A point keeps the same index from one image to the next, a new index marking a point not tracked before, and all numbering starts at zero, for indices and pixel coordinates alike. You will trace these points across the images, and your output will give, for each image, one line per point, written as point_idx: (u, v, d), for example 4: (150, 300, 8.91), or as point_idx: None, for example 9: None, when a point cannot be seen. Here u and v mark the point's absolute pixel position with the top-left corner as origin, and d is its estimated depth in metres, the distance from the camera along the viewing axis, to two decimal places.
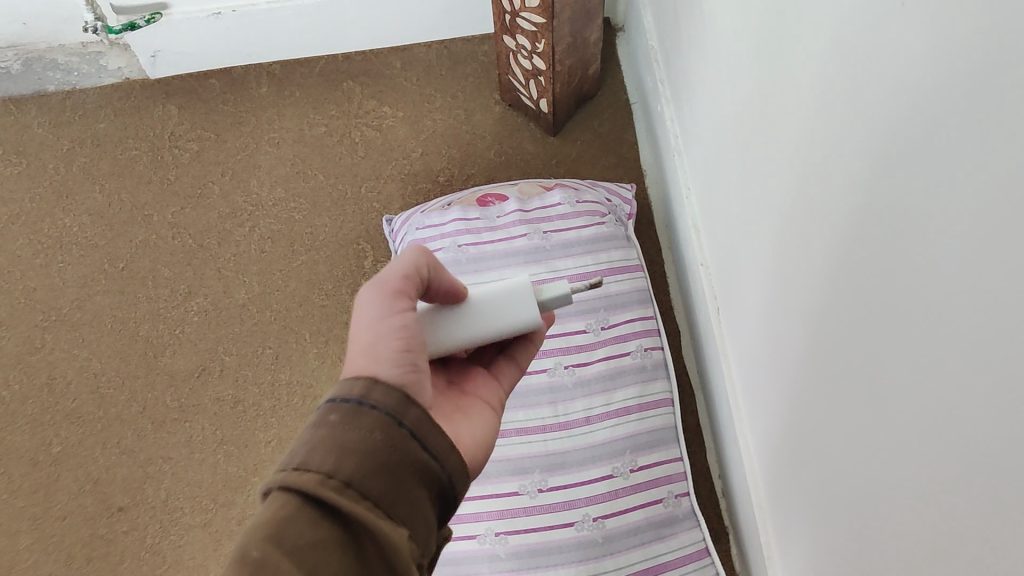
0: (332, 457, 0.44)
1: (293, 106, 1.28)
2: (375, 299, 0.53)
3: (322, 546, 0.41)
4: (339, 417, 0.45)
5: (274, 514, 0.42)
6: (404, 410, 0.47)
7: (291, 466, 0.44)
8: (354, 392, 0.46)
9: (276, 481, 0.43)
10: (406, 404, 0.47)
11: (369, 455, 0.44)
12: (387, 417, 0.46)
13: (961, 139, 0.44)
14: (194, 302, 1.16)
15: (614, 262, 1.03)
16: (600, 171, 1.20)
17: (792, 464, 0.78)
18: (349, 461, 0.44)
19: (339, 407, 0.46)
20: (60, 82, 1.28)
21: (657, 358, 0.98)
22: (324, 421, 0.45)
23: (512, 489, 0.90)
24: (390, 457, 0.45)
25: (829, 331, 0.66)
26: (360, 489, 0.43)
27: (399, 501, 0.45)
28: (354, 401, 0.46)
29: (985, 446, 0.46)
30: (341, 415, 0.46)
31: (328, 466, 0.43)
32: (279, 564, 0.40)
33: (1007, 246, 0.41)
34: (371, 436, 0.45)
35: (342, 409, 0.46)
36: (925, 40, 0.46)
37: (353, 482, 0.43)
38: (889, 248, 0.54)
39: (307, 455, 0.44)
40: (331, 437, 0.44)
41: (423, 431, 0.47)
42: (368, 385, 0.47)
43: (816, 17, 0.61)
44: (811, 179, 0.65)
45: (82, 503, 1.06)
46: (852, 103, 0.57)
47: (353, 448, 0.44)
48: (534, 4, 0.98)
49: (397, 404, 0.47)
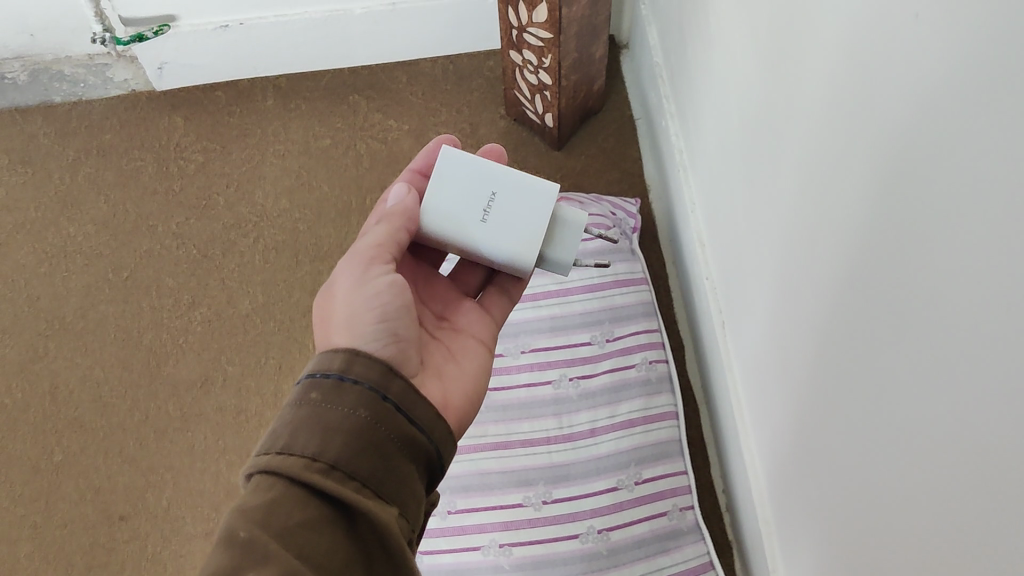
0: (315, 442, 0.49)
1: (299, 119, 1.28)
2: (355, 270, 0.62)
3: (310, 525, 0.45)
4: (320, 394, 0.51)
5: (265, 497, 0.46)
6: (387, 383, 0.53)
7: (275, 450, 0.49)
8: (335, 366, 0.53)
9: (264, 464, 0.48)
10: (387, 378, 0.54)
11: (353, 433, 0.50)
12: (370, 391, 0.52)
13: (968, 144, 0.45)
14: (197, 312, 1.16)
15: (618, 275, 1.03)
16: (605, 186, 1.21)
17: (795, 474, 0.79)
18: (334, 441, 0.49)
19: (321, 384, 0.52)
20: (66, 94, 1.29)
21: (662, 370, 0.99)
22: (307, 399, 0.51)
23: (517, 500, 0.90)
24: (374, 431, 0.50)
25: (833, 340, 0.66)
26: (345, 468, 0.48)
27: (386, 480, 0.50)
28: (335, 376, 0.52)
29: (990, 450, 0.46)
30: (323, 392, 0.51)
31: (312, 451, 0.48)
32: (268, 544, 0.43)
33: (1012, 248, 0.42)
34: (355, 413, 0.51)
35: (323, 387, 0.52)
36: (929, 51, 0.47)
37: (339, 464, 0.48)
38: (894, 254, 0.55)
39: (292, 440, 0.49)
40: (315, 417, 0.50)
41: (405, 403, 0.54)
42: (347, 359, 0.53)
43: (823, 28, 0.61)
44: (816, 189, 0.66)
45: (84, 511, 1.06)
46: (857, 115, 0.57)
47: (336, 426, 0.49)
48: (541, 19, 0.99)
49: (381, 378, 0.53)
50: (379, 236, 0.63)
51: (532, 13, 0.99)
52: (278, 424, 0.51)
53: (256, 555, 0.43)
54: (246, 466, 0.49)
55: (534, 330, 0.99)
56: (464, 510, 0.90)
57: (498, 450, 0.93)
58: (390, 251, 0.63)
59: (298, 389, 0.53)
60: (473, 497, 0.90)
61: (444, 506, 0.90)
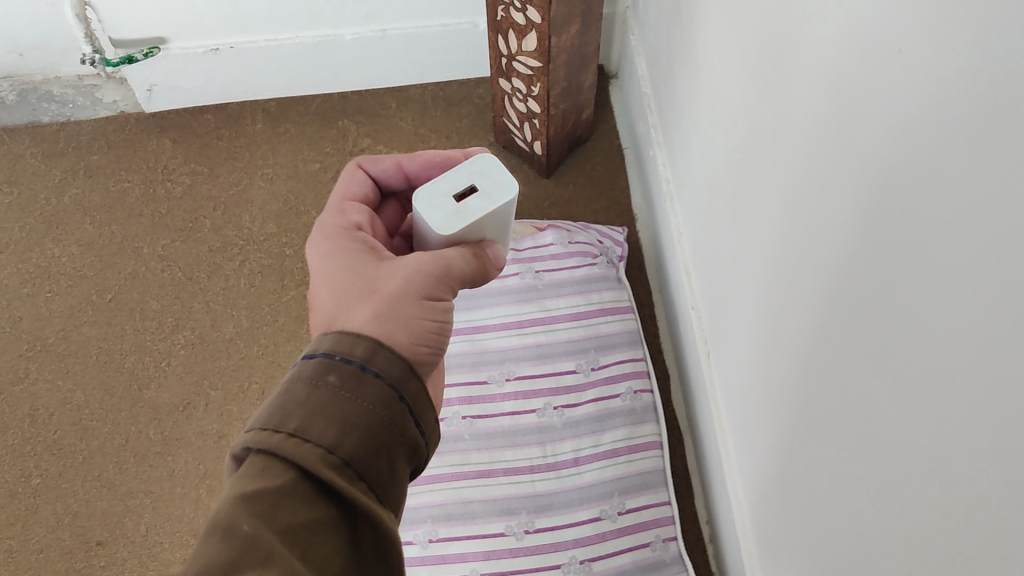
0: (333, 433, 0.47)
1: (287, 143, 1.28)
2: (427, 279, 0.59)
3: (314, 526, 0.44)
4: (339, 378, 0.49)
5: (274, 484, 0.44)
6: (405, 382, 0.52)
7: (286, 431, 0.46)
8: (358, 354, 0.51)
9: (274, 446, 0.46)
10: (406, 377, 0.52)
11: (367, 433, 0.48)
12: (388, 387, 0.50)
13: (951, 179, 0.45)
14: (181, 335, 1.15)
15: (604, 303, 1.03)
16: (592, 215, 1.21)
17: (778, 504, 0.78)
18: (351, 437, 0.47)
19: (342, 368, 0.50)
20: (55, 114, 1.28)
21: (647, 401, 0.98)
22: (325, 381, 0.49)
23: (498, 529, 0.89)
24: (387, 431, 0.49)
25: (816, 371, 0.66)
26: (356, 467, 0.47)
27: (386, 484, 0.49)
28: (357, 365, 0.50)
29: (971, 485, 0.46)
30: (342, 378, 0.49)
31: (328, 441, 0.46)
32: (270, 543, 0.42)
33: (998, 275, 0.42)
34: (372, 410, 0.49)
35: (338, 372, 0.50)
36: (917, 81, 0.47)
37: (351, 462, 0.47)
38: (878, 287, 0.54)
39: (307, 423, 0.47)
40: (332, 404, 0.48)
41: (417, 406, 0.52)
42: (371, 348, 0.52)
43: (810, 60, 0.61)
44: (803, 219, 0.66)
45: (60, 536, 1.05)
46: (844, 148, 0.57)
47: (355, 421, 0.48)
48: (531, 48, 1.00)
49: (400, 376, 0.52)
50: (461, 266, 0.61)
51: (522, 42, 1.00)
52: (284, 397, 0.48)
53: (258, 552, 0.42)
54: (250, 440, 0.46)
55: (521, 357, 0.99)
56: (446, 539, 0.89)
57: (481, 478, 0.92)
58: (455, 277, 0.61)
59: (307, 363, 0.51)
60: (456, 526, 0.90)
61: (425, 533, 0.89)
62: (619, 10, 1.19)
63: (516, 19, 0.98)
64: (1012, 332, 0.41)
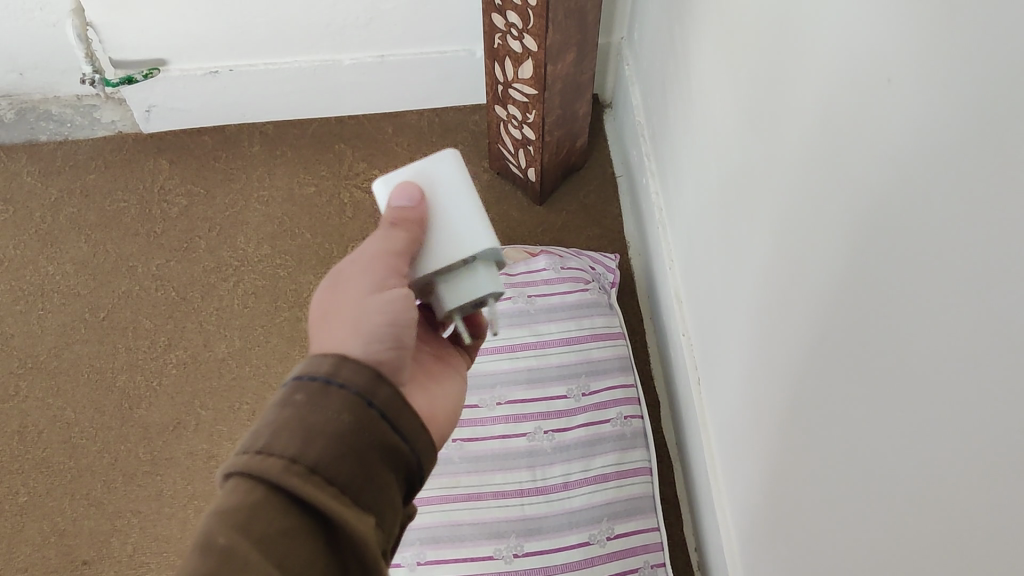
0: (295, 443, 0.45)
1: (283, 166, 1.29)
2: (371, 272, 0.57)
3: (289, 535, 0.43)
4: (305, 396, 0.48)
5: (241, 500, 0.43)
6: (375, 389, 0.49)
7: (254, 450, 0.45)
8: (322, 370, 0.49)
9: (239, 465, 0.45)
10: (376, 384, 0.49)
11: (334, 441, 0.46)
12: (356, 396, 0.48)
13: (942, 205, 0.45)
14: (173, 354, 1.16)
15: (596, 328, 1.04)
16: (585, 242, 1.22)
17: (768, 531, 0.78)
18: (315, 445, 0.46)
19: (306, 386, 0.48)
20: (53, 133, 1.29)
21: (637, 426, 0.99)
22: (290, 400, 0.48)
23: (488, 553, 0.89)
24: (357, 439, 0.47)
25: (806, 395, 0.67)
26: (324, 473, 0.45)
27: (365, 489, 0.47)
28: (322, 379, 0.48)
29: (961, 507, 0.46)
30: (308, 395, 0.48)
31: (291, 452, 0.45)
32: (248, 555, 0.42)
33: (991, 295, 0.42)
34: (338, 418, 0.47)
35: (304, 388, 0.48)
36: (909, 110, 0.48)
37: (318, 469, 0.45)
38: (869, 313, 0.55)
39: (271, 439, 0.46)
40: (296, 419, 0.47)
41: (392, 412, 0.49)
42: (337, 362, 0.49)
43: (801, 93, 0.63)
44: (794, 247, 0.66)
45: (47, 554, 1.05)
46: (835, 179, 0.58)
47: (319, 430, 0.46)
48: (528, 75, 1.01)
49: (369, 383, 0.49)
50: (400, 243, 0.59)
51: (519, 69, 1.01)
52: (260, 424, 0.47)
53: (235, 563, 0.42)
54: (221, 467, 0.46)
55: (510, 381, 0.99)
56: (434, 561, 0.89)
57: (470, 501, 0.92)
58: (406, 258, 0.59)
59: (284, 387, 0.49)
60: (444, 548, 0.90)
61: (413, 556, 0.89)
62: (614, 40, 1.20)
63: (512, 47, 0.99)
64: (1001, 353, 0.41)
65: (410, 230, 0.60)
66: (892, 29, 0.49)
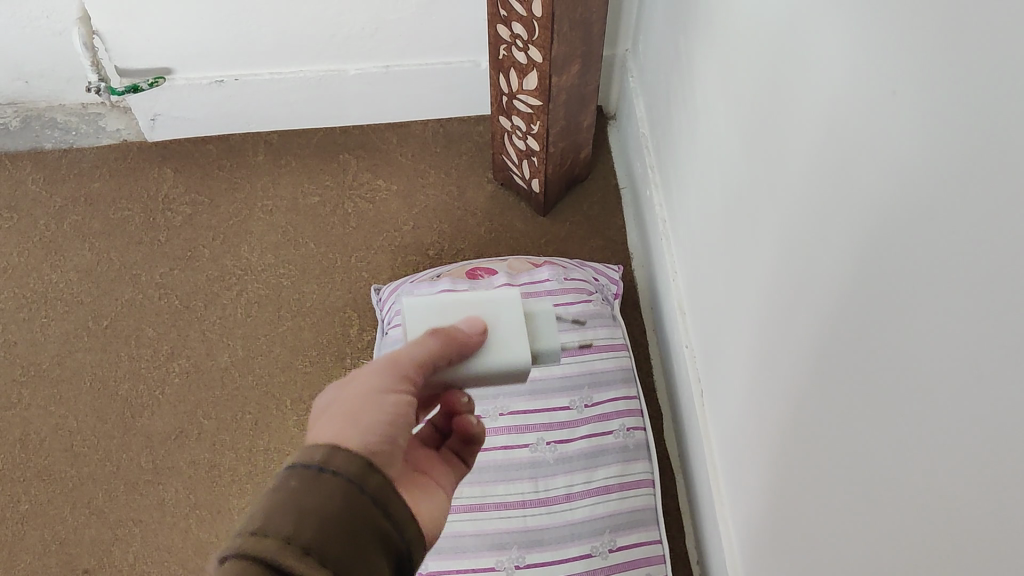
0: (289, 523, 0.42)
1: (288, 175, 1.29)
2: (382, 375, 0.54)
3: None
4: (297, 481, 0.45)
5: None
6: (365, 476, 0.46)
7: (247, 532, 0.42)
8: (314, 458, 0.46)
9: (233, 549, 0.41)
10: (368, 471, 0.46)
11: (328, 519, 0.43)
12: (348, 482, 0.45)
13: (945, 220, 0.45)
14: (175, 363, 1.16)
15: (599, 339, 1.03)
16: (588, 254, 1.23)
17: (769, 545, 0.78)
18: (306, 522, 0.43)
19: (300, 472, 0.45)
20: (58, 141, 1.30)
21: (640, 438, 0.99)
22: (283, 485, 0.45)
23: (489, 564, 0.90)
24: (353, 519, 0.44)
25: (808, 410, 0.67)
26: (319, 552, 0.42)
27: (360, 572, 0.43)
28: (314, 467, 0.45)
29: (965, 522, 0.46)
30: (301, 481, 0.45)
31: (285, 532, 0.42)
32: None
33: (995, 309, 0.42)
34: (332, 499, 0.44)
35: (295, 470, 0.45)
36: (913, 128, 0.48)
37: (311, 549, 0.42)
38: (872, 328, 0.55)
39: (264, 521, 0.43)
40: (289, 501, 0.44)
41: (386, 497, 0.46)
42: (329, 451, 0.47)
43: (804, 108, 0.63)
44: (798, 261, 0.66)
45: (48, 562, 1.05)
46: (838, 194, 0.58)
47: (310, 510, 0.43)
48: (532, 86, 1.01)
49: (359, 470, 0.46)
50: (424, 353, 0.55)
51: (523, 80, 1.02)
52: None
53: None
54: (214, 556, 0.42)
55: (514, 392, 0.98)
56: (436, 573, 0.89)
57: (471, 512, 0.92)
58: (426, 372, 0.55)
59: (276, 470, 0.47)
60: (446, 560, 0.90)
61: None
62: (619, 52, 1.20)
63: (517, 58, 0.99)
64: (998, 368, 0.42)
65: (447, 344, 0.56)
66: (898, 45, 0.49)
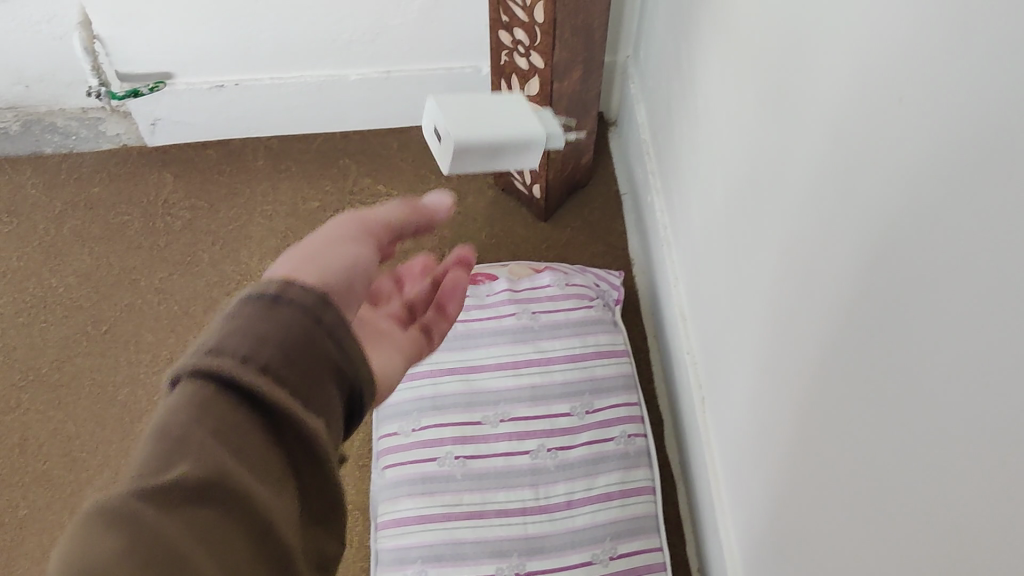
0: (192, 413, 0.41)
1: (288, 180, 1.29)
2: (353, 227, 0.60)
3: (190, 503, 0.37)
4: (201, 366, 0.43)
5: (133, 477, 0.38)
6: (276, 348, 0.44)
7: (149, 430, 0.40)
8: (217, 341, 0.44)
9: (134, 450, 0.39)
10: (280, 346, 0.44)
11: (230, 414, 0.41)
12: (255, 364, 0.43)
13: (951, 225, 0.45)
14: (174, 368, 1.15)
15: (601, 346, 1.03)
16: (589, 259, 1.22)
17: (771, 553, 0.78)
18: (209, 413, 0.41)
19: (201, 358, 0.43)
20: (58, 145, 1.29)
21: (641, 445, 0.98)
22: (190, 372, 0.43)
23: (489, 571, 0.89)
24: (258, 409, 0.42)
25: (811, 417, 0.66)
26: (224, 440, 0.40)
27: (267, 459, 0.42)
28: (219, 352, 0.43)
29: (972, 530, 0.45)
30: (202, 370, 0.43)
31: (185, 422, 0.40)
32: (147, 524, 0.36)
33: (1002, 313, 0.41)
34: (236, 392, 0.42)
35: (205, 389, 0.41)
36: (919, 132, 0.47)
37: (214, 436, 0.40)
38: (876, 334, 0.54)
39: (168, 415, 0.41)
40: (195, 394, 0.41)
41: (297, 378, 0.44)
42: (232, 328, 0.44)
43: (806, 111, 0.63)
44: (801, 266, 0.66)
45: (45, 568, 1.04)
46: (842, 198, 0.58)
47: (215, 401, 0.41)
48: (534, 92, 1.01)
49: (269, 345, 0.44)
50: (394, 220, 0.63)
51: (525, 86, 1.01)
52: None
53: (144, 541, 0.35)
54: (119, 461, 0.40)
55: (515, 398, 0.99)
56: None
57: (472, 519, 0.91)
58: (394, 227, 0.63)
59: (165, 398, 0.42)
60: (446, 567, 0.89)
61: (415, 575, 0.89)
62: (620, 58, 1.20)
63: (519, 64, 0.99)
64: (1003, 368, 0.41)
65: (412, 212, 0.64)
66: (904, 49, 0.48)
